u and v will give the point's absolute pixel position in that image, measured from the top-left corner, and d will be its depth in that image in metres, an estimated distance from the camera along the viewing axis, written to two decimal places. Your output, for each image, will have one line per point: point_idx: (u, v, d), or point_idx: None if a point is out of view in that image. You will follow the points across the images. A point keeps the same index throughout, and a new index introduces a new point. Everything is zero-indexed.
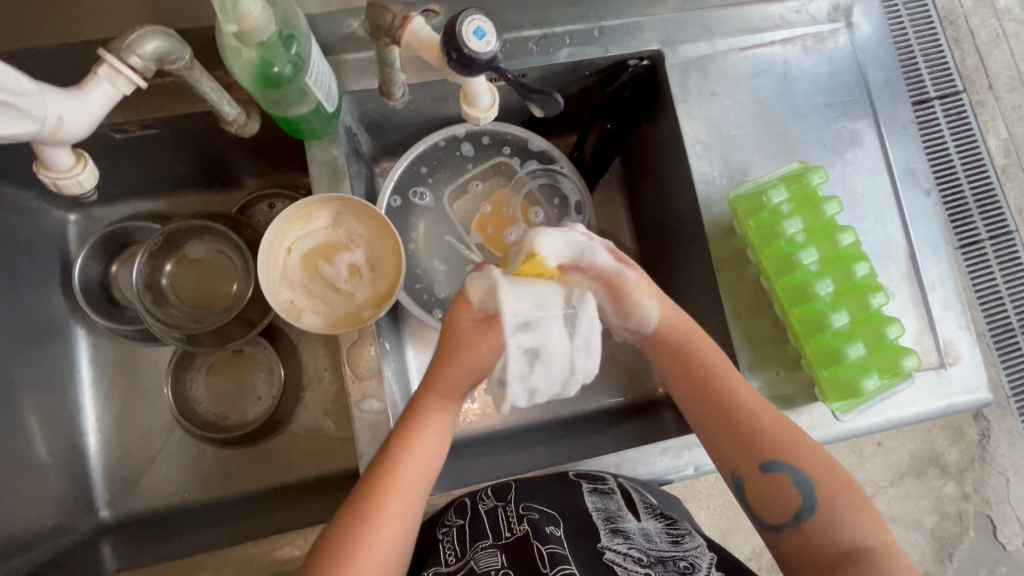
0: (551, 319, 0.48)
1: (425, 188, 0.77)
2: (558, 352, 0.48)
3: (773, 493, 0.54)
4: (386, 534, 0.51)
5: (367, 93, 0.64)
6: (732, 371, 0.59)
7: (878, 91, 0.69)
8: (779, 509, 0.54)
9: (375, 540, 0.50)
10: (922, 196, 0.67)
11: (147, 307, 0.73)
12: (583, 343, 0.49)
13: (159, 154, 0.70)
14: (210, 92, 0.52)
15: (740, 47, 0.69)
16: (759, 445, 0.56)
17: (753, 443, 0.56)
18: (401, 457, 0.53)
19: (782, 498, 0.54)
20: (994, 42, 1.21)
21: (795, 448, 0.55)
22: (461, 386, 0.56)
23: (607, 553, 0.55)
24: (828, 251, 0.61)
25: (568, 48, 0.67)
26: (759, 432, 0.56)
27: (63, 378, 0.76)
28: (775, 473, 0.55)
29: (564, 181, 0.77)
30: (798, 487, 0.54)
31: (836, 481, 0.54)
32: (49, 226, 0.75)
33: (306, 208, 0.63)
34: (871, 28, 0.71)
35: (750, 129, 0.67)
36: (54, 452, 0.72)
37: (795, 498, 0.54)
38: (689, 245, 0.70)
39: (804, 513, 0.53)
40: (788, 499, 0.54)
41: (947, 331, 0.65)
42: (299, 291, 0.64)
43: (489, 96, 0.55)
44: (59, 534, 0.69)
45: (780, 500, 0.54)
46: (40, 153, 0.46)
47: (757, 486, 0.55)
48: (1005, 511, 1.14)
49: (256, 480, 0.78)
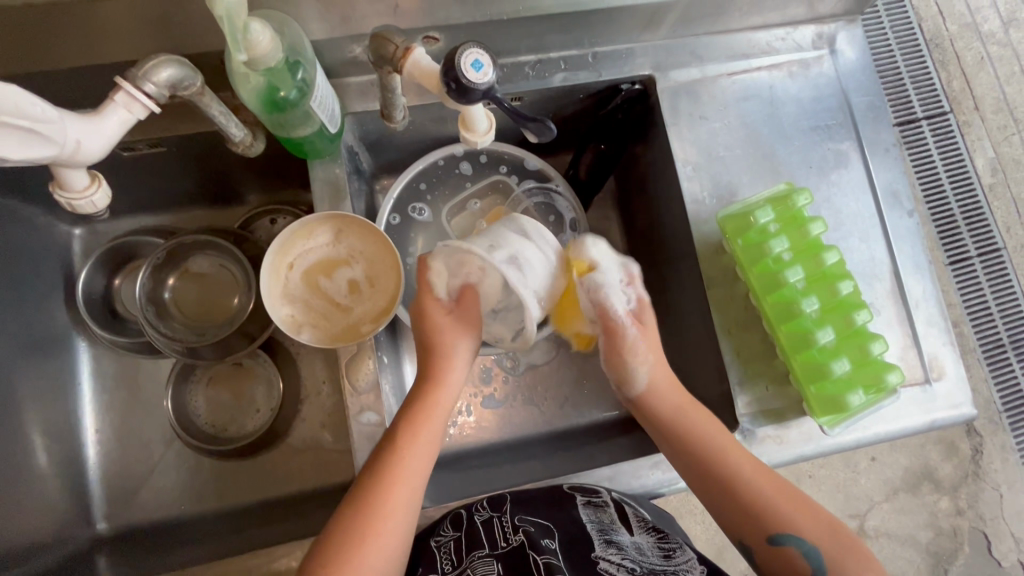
0: (507, 237, 0.60)
1: (424, 204, 0.79)
2: (531, 254, 0.59)
3: (784, 566, 0.56)
4: (391, 537, 0.53)
5: (369, 114, 0.67)
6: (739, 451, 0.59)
7: (862, 115, 0.72)
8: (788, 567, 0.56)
9: (377, 537, 0.52)
10: (905, 217, 0.70)
11: (150, 320, 0.75)
12: (543, 240, 0.62)
13: (166, 171, 0.72)
14: (219, 114, 0.54)
15: (728, 72, 0.71)
16: (769, 519, 0.57)
17: (749, 494, 0.58)
18: (397, 449, 0.56)
19: (789, 558, 0.56)
20: (979, 65, 1.25)
21: (806, 518, 0.57)
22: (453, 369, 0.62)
23: (601, 563, 0.56)
24: (814, 269, 0.62)
25: (562, 72, 0.69)
26: (758, 485, 0.58)
27: (63, 389, 0.77)
28: (784, 547, 0.56)
29: (559, 200, 0.79)
30: (807, 559, 0.55)
31: (836, 532, 0.56)
32: (54, 241, 0.77)
33: (308, 224, 0.64)
34: (855, 54, 0.74)
35: (738, 151, 0.70)
36: (52, 463, 0.73)
37: (805, 561, 0.55)
38: (680, 262, 0.72)
39: None
40: (797, 560, 0.55)
41: (931, 347, 0.67)
42: (299, 305, 0.66)
43: (487, 122, 0.57)
44: (55, 546, 0.70)
45: (787, 558, 0.56)
46: (57, 174, 0.48)
47: (767, 558, 0.57)
48: (998, 527, 1.15)
49: (254, 493, 0.79)
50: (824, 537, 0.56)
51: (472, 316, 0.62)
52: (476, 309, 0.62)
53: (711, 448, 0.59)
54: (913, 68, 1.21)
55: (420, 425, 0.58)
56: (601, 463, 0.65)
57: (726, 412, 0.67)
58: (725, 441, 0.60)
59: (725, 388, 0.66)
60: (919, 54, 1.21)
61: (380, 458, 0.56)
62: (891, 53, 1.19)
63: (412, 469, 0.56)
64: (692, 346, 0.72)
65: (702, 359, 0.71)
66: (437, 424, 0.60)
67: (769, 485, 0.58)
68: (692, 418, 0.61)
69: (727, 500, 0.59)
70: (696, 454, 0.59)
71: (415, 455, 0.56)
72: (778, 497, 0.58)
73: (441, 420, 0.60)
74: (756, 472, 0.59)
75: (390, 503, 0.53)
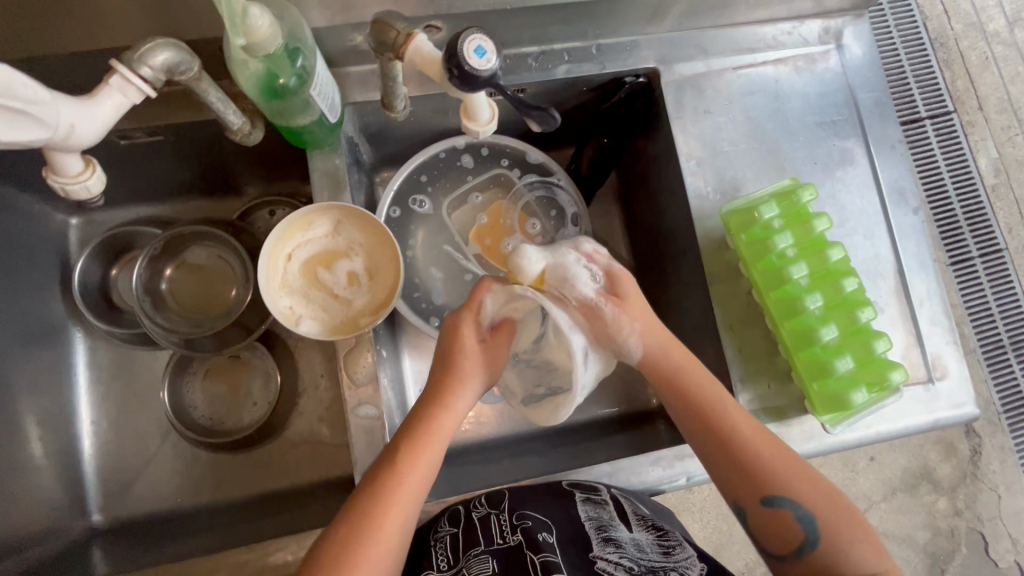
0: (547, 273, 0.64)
1: (424, 196, 0.78)
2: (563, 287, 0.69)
3: (777, 525, 0.56)
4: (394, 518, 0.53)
5: (369, 104, 0.66)
6: (744, 417, 0.58)
7: (868, 111, 0.71)
8: (782, 535, 0.56)
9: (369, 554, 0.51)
10: (911, 214, 0.69)
11: (146, 311, 0.74)
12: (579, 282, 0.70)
13: (164, 160, 0.71)
14: (217, 101, 0.53)
15: (733, 66, 0.70)
16: (768, 480, 0.56)
17: (749, 457, 0.57)
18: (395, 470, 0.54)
19: (784, 528, 0.56)
20: (983, 64, 1.24)
21: (804, 484, 0.56)
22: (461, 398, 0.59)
23: (598, 563, 0.55)
24: (818, 266, 0.62)
25: (566, 64, 0.68)
26: (766, 455, 0.57)
27: (59, 380, 0.77)
28: (778, 508, 0.56)
29: (561, 194, 0.79)
30: (801, 522, 0.55)
31: (839, 510, 0.56)
32: (50, 230, 0.76)
33: (307, 215, 0.64)
34: (861, 50, 0.73)
35: (742, 146, 0.69)
36: (47, 454, 0.72)
37: (799, 529, 0.55)
38: (683, 258, 0.71)
39: (805, 546, 0.55)
40: (792, 526, 0.56)
41: (935, 346, 0.66)
42: (298, 297, 0.65)
43: (490, 111, 0.57)
44: (50, 538, 0.69)
45: (783, 529, 0.56)
46: (50, 158, 0.47)
47: (760, 519, 0.57)
48: (996, 528, 1.14)
49: (251, 486, 0.78)
50: (824, 510, 0.55)
51: (500, 348, 0.62)
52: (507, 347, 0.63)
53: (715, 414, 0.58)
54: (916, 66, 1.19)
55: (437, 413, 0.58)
56: (601, 460, 0.65)
57: None
58: (734, 410, 0.58)
59: (726, 385, 0.65)
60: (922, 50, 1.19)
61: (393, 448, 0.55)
62: (895, 51, 1.16)
63: (408, 485, 0.54)
64: (693, 343, 0.72)
65: (704, 356, 0.70)
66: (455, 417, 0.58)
67: (779, 457, 0.57)
68: (698, 384, 0.59)
69: (732, 471, 0.57)
70: (702, 420, 0.58)
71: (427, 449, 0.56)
72: (785, 469, 0.56)
73: (441, 440, 0.58)
74: (764, 443, 0.57)
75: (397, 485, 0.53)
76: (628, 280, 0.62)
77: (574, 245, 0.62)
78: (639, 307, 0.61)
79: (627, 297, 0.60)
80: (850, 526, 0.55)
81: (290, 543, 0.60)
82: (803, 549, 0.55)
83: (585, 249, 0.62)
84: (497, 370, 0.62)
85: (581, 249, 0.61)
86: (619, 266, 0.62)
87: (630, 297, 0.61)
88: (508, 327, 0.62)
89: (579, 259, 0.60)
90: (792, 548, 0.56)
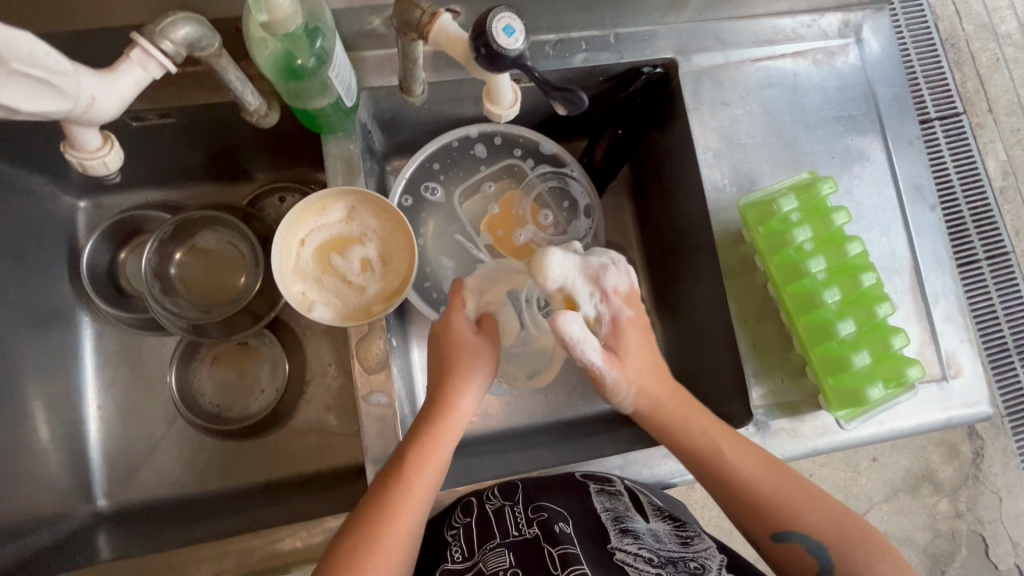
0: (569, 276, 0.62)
1: (437, 183, 0.77)
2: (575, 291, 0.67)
3: (792, 558, 0.56)
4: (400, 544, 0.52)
5: (384, 90, 0.65)
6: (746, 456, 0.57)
7: (886, 107, 0.70)
8: (795, 563, 0.56)
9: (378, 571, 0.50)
10: (928, 210, 0.68)
11: (155, 295, 0.73)
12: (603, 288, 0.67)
13: (175, 144, 0.71)
14: (236, 80, 0.52)
15: (752, 58, 0.70)
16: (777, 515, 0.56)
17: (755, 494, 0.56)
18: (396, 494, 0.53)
19: (795, 554, 0.56)
20: (994, 66, 1.23)
21: (815, 515, 0.56)
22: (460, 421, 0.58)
23: (617, 554, 0.54)
24: (836, 260, 0.62)
25: (584, 53, 0.68)
26: (770, 484, 0.56)
27: (66, 363, 0.76)
28: (789, 544, 0.56)
29: (574, 185, 0.78)
30: (814, 555, 0.55)
31: (853, 531, 0.55)
32: (58, 213, 0.75)
33: (321, 200, 0.63)
34: (880, 44, 0.72)
35: (760, 139, 0.68)
36: (54, 437, 0.72)
37: (810, 556, 0.55)
38: (696, 251, 0.71)
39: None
40: (802, 554, 0.56)
41: (949, 344, 0.66)
42: (310, 283, 0.64)
43: (512, 94, 0.56)
44: (56, 521, 0.69)
45: (796, 557, 0.56)
46: (69, 132, 0.47)
47: (773, 549, 0.57)
48: (997, 530, 1.14)
49: (257, 475, 0.78)
50: (836, 533, 0.55)
51: (488, 352, 0.61)
52: (495, 339, 0.62)
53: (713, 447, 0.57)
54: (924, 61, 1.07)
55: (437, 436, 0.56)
56: (612, 452, 0.65)
57: (739, 404, 0.66)
58: (730, 439, 0.58)
59: (740, 378, 0.65)
60: (928, 36, 1.07)
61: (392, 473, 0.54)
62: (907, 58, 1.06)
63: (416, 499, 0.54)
64: (705, 337, 0.71)
65: (715, 350, 0.70)
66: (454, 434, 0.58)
67: (785, 481, 0.57)
68: (692, 416, 0.59)
69: (739, 502, 0.57)
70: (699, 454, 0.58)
71: (427, 469, 0.55)
72: (791, 496, 0.56)
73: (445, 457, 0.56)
74: (768, 471, 0.57)
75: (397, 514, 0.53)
76: (635, 322, 0.60)
77: (595, 278, 0.59)
78: (637, 358, 0.60)
79: (626, 353, 0.59)
80: (871, 545, 0.54)
81: (301, 529, 0.60)
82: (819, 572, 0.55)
83: (604, 288, 0.59)
84: (493, 365, 0.61)
85: (602, 287, 0.59)
86: (629, 314, 0.60)
87: (631, 350, 0.60)
88: (492, 322, 0.63)
89: (592, 300, 0.59)
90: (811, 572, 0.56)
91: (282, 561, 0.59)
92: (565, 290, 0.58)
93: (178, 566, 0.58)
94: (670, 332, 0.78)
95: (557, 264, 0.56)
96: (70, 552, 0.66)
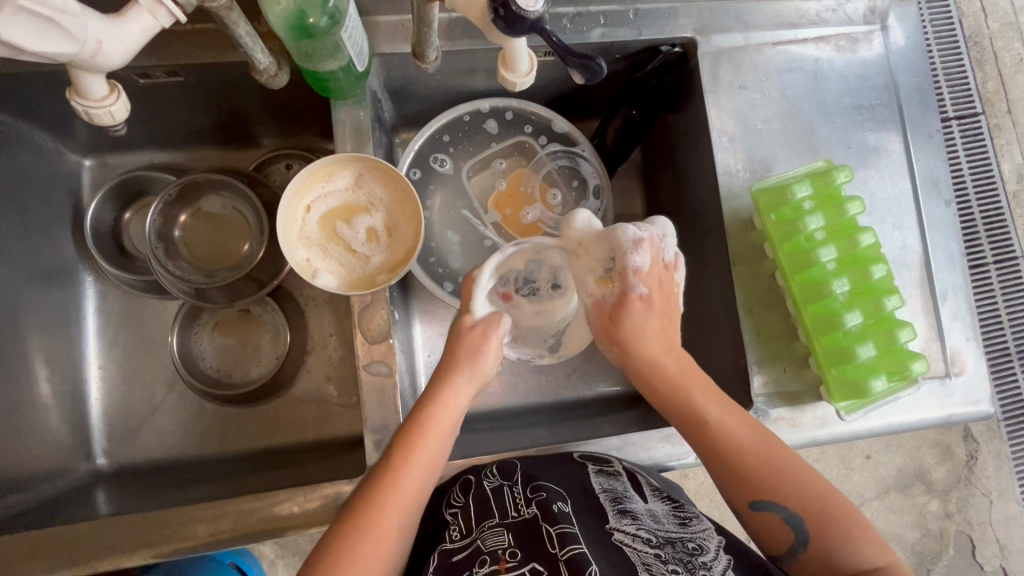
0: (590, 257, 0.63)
1: (446, 156, 0.77)
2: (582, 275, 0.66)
3: (766, 530, 0.56)
4: (399, 509, 0.53)
5: (397, 57, 0.64)
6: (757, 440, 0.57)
7: (908, 98, 0.69)
8: (773, 533, 0.56)
9: (369, 554, 0.51)
10: (942, 206, 0.67)
11: (158, 257, 0.73)
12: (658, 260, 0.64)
13: (182, 104, 0.70)
14: (246, 37, 0.51)
15: (774, 41, 0.68)
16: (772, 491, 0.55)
17: (763, 473, 0.56)
18: (386, 488, 0.53)
19: (773, 525, 0.56)
20: (1018, 66, 1.20)
21: (804, 492, 0.55)
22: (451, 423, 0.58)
23: (615, 534, 0.54)
24: (847, 250, 0.61)
25: (602, 28, 0.66)
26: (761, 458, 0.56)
27: (67, 322, 0.76)
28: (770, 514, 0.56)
29: (584, 165, 0.77)
30: (789, 524, 0.55)
31: (836, 510, 0.55)
32: (62, 170, 0.75)
33: (328, 165, 0.63)
34: (905, 34, 0.70)
35: (776, 125, 0.67)
36: (54, 393, 0.73)
37: (787, 527, 0.55)
38: (704, 236, 0.70)
39: (799, 548, 0.55)
40: (781, 527, 0.55)
41: (955, 342, 0.65)
42: (316, 249, 0.64)
43: (528, 62, 0.55)
44: (55, 476, 0.70)
45: (774, 530, 0.56)
46: (75, 78, 0.46)
47: (751, 522, 0.57)
48: (985, 532, 1.15)
49: (255, 441, 0.78)
50: (818, 508, 0.55)
51: (495, 349, 0.60)
52: (482, 341, 0.60)
53: (709, 417, 0.57)
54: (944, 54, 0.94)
55: (438, 407, 0.57)
56: (611, 433, 0.65)
57: (738, 392, 0.65)
58: (726, 409, 0.57)
59: (742, 366, 0.65)
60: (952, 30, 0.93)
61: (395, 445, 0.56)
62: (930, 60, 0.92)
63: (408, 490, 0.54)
64: (708, 324, 0.71)
65: (717, 337, 0.69)
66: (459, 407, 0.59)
67: (775, 453, 0.56)
68: (688, 383, 0.58)
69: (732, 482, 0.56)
70: (692, 425, 0.57)
71: (426, 444, 0.56)
72: (784, 472, 0.56)
73: (436, 454, 0.56)
74: (758, 445, 0.56)
75: (398, 481, 0.54)
76: (653, 300, 0.59)
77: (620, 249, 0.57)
78: (648, 330, 0.59)
79: (620, 325, 0.59)
80: (852, 522, 0.55)
81: (298, 495, 0.60)
82: (795, 547, 0.55)
83: (624, 265, 0.57)
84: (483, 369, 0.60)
85: (622, 264, 0.57)
86: (645, 292, 0.58)
87: (635, 329, 0.58)
88: (497, 319, 0.61)
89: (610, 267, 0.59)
90: (788, 546, 0.56)
91: (279, 526, 0.59)
92: (585, 246, 0.60)
93: (174, 525, 0.59)
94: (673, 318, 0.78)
95: (582, 217, 0.61)
96: (68, 507, 0.67)
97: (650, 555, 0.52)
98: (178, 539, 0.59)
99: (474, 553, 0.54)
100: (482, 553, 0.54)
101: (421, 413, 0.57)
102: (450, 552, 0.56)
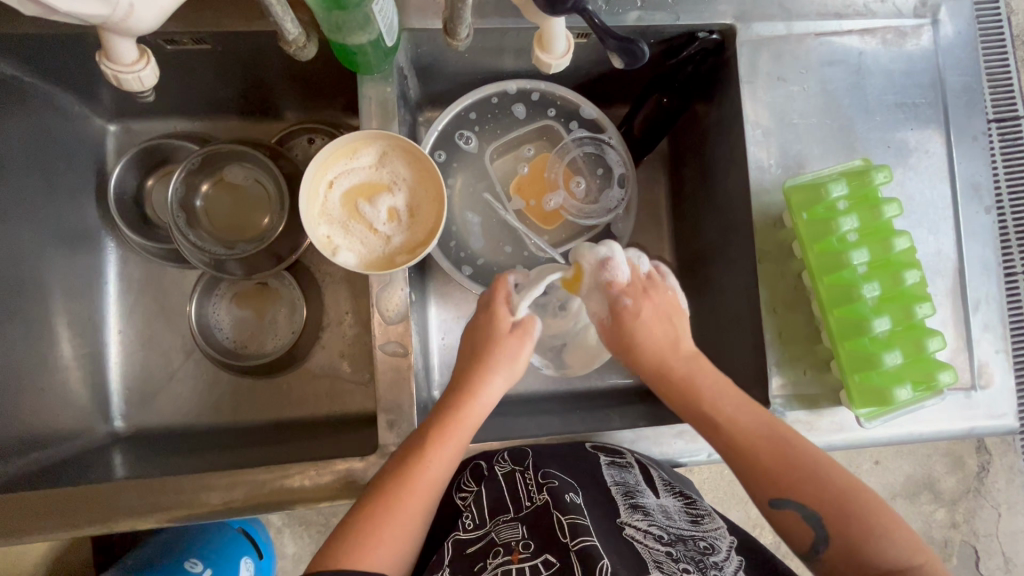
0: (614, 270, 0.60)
1: (471, 134, 0.75)
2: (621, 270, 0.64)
3: (784, 525, 0.54)
4: (420, 500, 0.54)
5: (426, 33, 0.63)
6: (795, 449, 0.55)
7: (954, 98, 0.66)
8: (792, 531, 0.54)
9: (382, 540, 0.52)
10: (982, 212, 0.65)
11: (180, 226, 0.73)
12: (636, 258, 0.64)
13: (207, 73, 0.69)
14: (277, 6, 0.49)
15: (816, 32, 0.65)
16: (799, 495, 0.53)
17: (790, 478, 0.54)
18: (403, 479, 0.53)
19: (792, 524, 0.54)
20: None
21: (834, 501, 0.53)
22: (471, 425, 0.57)
23: (626, 529, 0.55)
24: (880, 253, 0.59)
25: (637, 11, 0.64)
26: (777, 455, 0.55)
27: (90, 286, 0.77)
28: (785, 509, 0.54)
29: (610, 153, 0.75)
30: (808, 522, 0.53)
31: (860, 509, 0.52)
32: (87, 134, 0.75)
33: (353, 142, 0.62)
34: (956, 29, 0.67)
35: (814, 120, 0.65)
36: (75, 355, 0.74)
37: (807, 524, 0.53)
38: (730, 231, 0.69)
39: (819, 545, 0.53)
40: (797, 520, 0.54)
41: (982, 353, 0.63)
42: (336, 227, 0.63)
43: (564, 43, 0.54)
44: (74, 434, 0.71)
45: (793, 526, 0.54)
46: (106, 42, 0.47)
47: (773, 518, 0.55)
48: (991, 545, 1.13)
49: (268, 413, 0.79)
50: (837, 502, 0.53)
51: (528, 347, 0.61)
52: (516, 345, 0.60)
53: (719, 414, 0.56)
54: (990, 66, 0.82)
55: (459, 403, 0.57)
56: (623, 425, 0.64)
57: (756, 392, 0.64)
58: (738, 404, 0.57)
59: (759, 366, 0.64)
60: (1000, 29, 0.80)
61: (419, 433, 0.56)
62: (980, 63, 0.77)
63: (429, 479, 0.54)
64: (727, 320, 0.70)
65: (738, 336, 0.68)
66: (486, 402, 0.59)
67: (795, 447, 0.55)
68: (700, 378, 0.58)
69: (754, 479, 0.55)
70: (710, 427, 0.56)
71: (451, 437, 0.56)
72: (799, 463, 0.54)
73: (456, 450, 0.56)
74: (770, 440, 0.55)
75: (421, 471, 0.54)
76: (642, 311, 0.60)
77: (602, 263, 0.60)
78: (650, 339, 0.60)
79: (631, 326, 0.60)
80: (874, 521, 0.52)
81: (309, 469, 0.60)
82: (815, 543, 0.53)
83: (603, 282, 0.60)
84: (507, 367, 0.60)
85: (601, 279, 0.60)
86: (631, 302, 0.60)
87: (638, 327, 0.60)
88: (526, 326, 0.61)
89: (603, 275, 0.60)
90: (809, 541, 0.53)
91: (288, 499, 0.60)
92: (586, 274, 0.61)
93: (189, 491, 0.60)
94: (691, 314, 0.76)
95: (598, 251, 0.60)
96: (87, 464, 0.69)
97: (662, 553, 0.52)
98: (192, 507, 0.60)
99: (488, 546, 0.54)
100: (495, 545, 0.54)
101: (452, 409, 0.57)
102: (463, 542, 0.56)
